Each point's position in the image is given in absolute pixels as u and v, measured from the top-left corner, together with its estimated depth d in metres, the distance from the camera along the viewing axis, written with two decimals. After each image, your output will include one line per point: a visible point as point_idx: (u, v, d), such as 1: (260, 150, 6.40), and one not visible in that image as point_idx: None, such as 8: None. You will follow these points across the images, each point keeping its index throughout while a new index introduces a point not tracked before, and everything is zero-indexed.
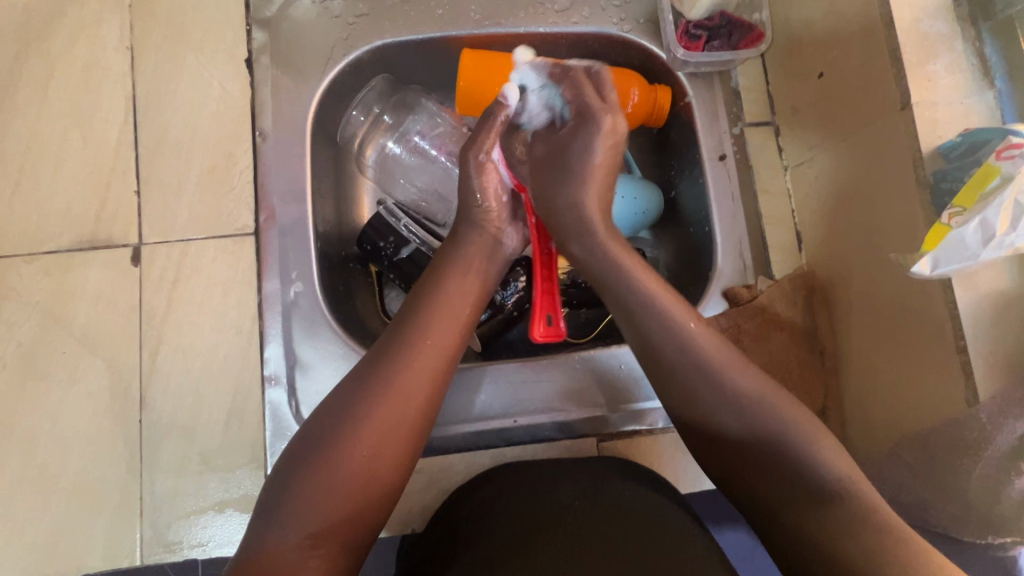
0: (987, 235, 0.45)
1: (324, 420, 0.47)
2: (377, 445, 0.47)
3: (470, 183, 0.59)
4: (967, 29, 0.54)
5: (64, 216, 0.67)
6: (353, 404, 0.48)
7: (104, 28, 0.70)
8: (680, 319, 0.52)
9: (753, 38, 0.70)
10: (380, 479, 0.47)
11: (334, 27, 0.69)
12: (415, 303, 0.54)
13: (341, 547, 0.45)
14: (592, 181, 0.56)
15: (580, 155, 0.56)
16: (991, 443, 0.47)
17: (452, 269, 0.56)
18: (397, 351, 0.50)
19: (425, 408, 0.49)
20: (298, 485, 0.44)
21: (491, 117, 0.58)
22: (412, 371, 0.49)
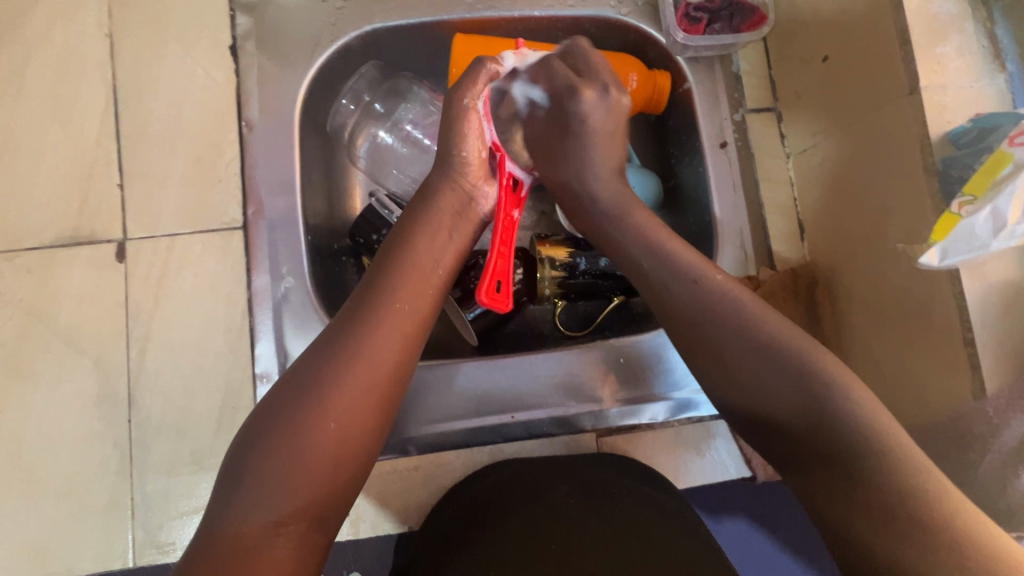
0: (998, 225, 0.44)
1: (289, 391, 0.45)
2: (345, 416, 0.45)
3: (455, 133, 0.57)
4: (978, 8, 0.52)
5: (45, 212, 0.64)
6: (316, 375, 0.46)
7: (82, 14, 0.68)
8: (709, 277, 0.50)
9: (755, 21, 0.67)
10: (349, 450, 0.45)
11: (322, 12, 0.66)
12: (380, 269, 0.52)
13: (312, 522, 0.43)
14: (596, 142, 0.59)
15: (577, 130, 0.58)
16: (998, 436, 0.47)
17: (421, 231, 0.54)
18: (363, 317, 0.48)
19: (395, 375, 0.48)
20: (262, 462, 0.43)
21: (480, 66, 0.57)
22: (381, 337, 0.48)
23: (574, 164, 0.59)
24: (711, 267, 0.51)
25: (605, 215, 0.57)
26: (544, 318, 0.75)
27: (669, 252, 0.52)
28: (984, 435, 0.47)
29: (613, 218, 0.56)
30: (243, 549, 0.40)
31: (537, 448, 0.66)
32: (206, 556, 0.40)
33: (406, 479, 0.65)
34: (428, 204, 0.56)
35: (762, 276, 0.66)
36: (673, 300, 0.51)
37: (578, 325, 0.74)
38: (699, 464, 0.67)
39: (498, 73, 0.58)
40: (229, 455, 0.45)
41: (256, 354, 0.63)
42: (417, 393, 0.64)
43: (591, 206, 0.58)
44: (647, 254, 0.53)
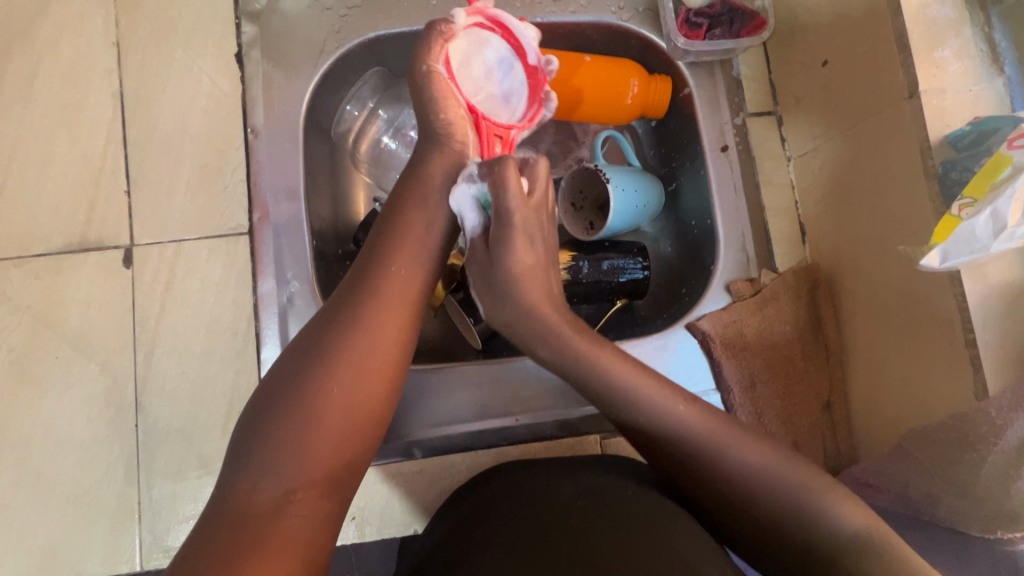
0: (998, 227, 0.44)
1: (294, 362, 0.47)
2: (350, 379, 0.46)
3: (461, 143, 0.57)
4: (975, 13, 0.52)
5: (53, 218, 0.65)
6: (321, 345, 0.47)
7: (89, 24, 0.69)
8: (641, 387, 0.51)
9: (756, 25, 0.69)
10: (359, 413, 0.46)
11: (326, 20, 0.67)
12: (379, 243, 0.53)
13: (324, 489, 0.44)
14: (523, 284, 0.53)
15: (505, 268, 0.53)
16: (999, 439, 0.45)
17: (422, 204, 0.54)
18: (364, 289, 0.50)
19: (399, 343, 0.49)
20: (275, 430, 0.43)
21: (433, 28, 0.56)
22: (382, 307, 0.49)
23: (508, 317, 0.54)
24: (648, 381, 0.51)
25: (548, 362, 0.54)
26: None
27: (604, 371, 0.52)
28: (986, 436, 0.46)
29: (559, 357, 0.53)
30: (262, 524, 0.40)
31: (540, 451, 0.66)
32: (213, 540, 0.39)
33: (411, 482, 0.65)
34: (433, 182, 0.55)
35: (764, 279, 0.66)
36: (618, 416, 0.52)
37: None
38: None
39: (453, 32, 0.56)
40: (238, 431, 0.45)
41: (261, 358, 0.63)
42: (422, 398, 0.64)
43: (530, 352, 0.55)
44: (584, 376, 0.52)
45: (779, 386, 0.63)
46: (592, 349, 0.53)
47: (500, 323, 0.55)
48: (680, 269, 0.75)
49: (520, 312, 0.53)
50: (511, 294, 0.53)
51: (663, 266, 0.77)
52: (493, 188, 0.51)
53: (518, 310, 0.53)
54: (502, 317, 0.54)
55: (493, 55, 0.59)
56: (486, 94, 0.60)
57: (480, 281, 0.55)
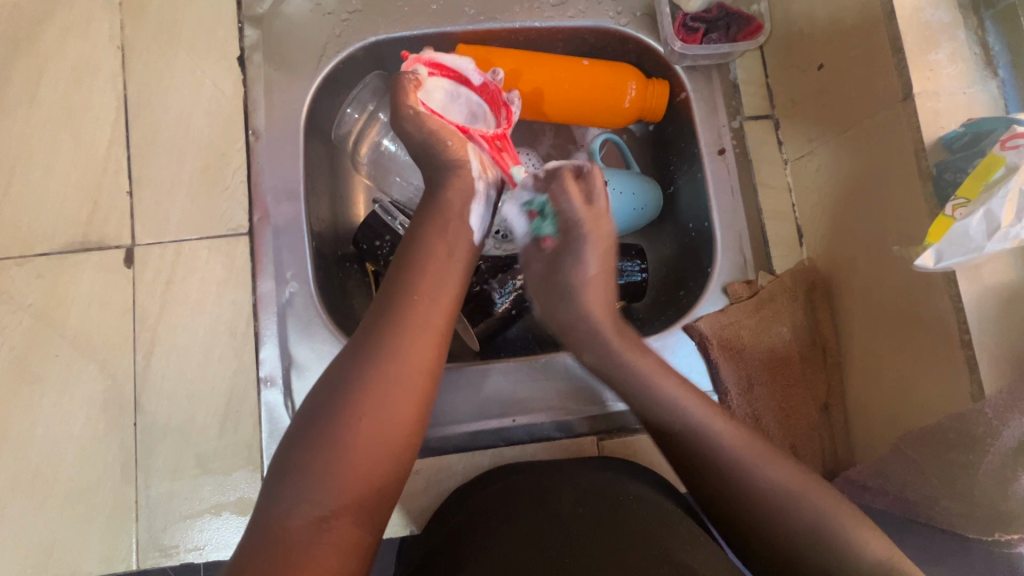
0: (992, 227, 0.44)
1: (326, 395, 0.46)
2: (382, 413, 0.46)
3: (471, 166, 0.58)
4: (969, 17, 0.53)
5: (56, 219, 0.66)
6: (351, 376, 0.47)
7: (94, 28, 0.70)
8: (705, 417, 0.53)
9: (752, 30, 0.69)
10: (391, 447, 0.46)
11: (327, 24, 0.68)
12: (401, 266, 0.53)
13: (357, 517, 0.44)
14: (591, 289, 0.61)
15: (571, 269, 0.61)
16: (996, 440, 0.45)
17: (434, 227, 0.55)
18: (390, 320, 0.49)
19: (428, 371, 0.49)
20: (308, 461, 0.43)
21: (400, 80, 0.59)
22: (408, 334, 0.49)
23: (569, 313, 0.61)
24: (708, 409, 0.53)
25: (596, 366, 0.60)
26: None
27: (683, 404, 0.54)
28: (983, 438, 0.46)
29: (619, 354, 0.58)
30: (278, 542, 0.41)
31: (538, 452, 0.65)
32: (254, 557, 0.41)
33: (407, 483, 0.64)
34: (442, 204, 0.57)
35: (760, 281, 0.67)
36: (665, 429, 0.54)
37: None
38: None
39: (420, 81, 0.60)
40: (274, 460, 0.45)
41: (259, 358, 0.63)
42: None
43: (580, 350, 0.61)
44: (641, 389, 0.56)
45: (775, 388, 0.63)
46: (641, 359, 0.58)
47: (561, 323, 0.62)
48: (678, 271, 0.75)
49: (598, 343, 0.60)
50: (575, 296, 0.61)
51: (662, 269, 0.77)
52: (545, 184, 0.61)
53: (583, 314, 0.61)
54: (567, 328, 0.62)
55: (449, 92, 0.64)
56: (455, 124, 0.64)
57: (541, 281, 0.63)
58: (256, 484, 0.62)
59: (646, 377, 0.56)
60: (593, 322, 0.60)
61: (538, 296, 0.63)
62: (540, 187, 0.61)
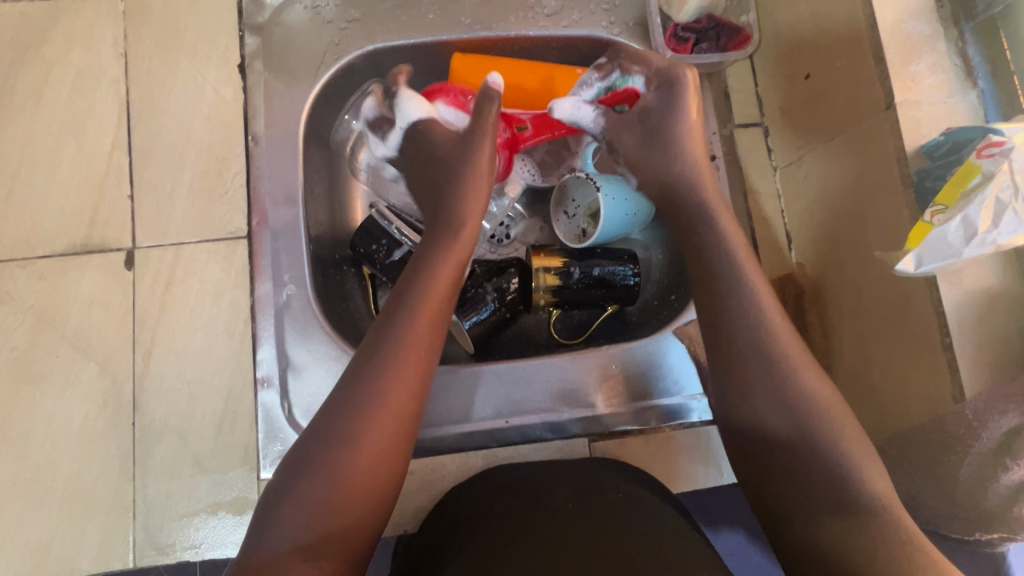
0: (969, 233, 0.46)
1: (316, 433, 0.47)
2: (369, 453, 0.46)
3: (481, 176, 0.62)
4: (950, 29, 0.54)
5: (58, 222, 0.67)
6: (340, 415, 0.47)
7: (99, 35, 0.71)
8: (775, 327, 0.51)
9: (741, 40, 0.71)
10: (368, 489, 0.46)
11: (326, 33, 0.69)
12: (394, 302, 0.53)
13: (341, 554, 0.44)
14: (691, 139, 0.63)
15: (676, 123, 0.63)
16: (977, 439, 0.47)
17: (430, 261, 0.56)
18: (380, 359, 0.49)
19: (409, 412, 0.49)
20: (291, 500, 0.44)
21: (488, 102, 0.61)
22: (391, 375, 0.49)
23: (669, 163, 0.63)
24: (774, 307, 0.52)
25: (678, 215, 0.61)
26: (540, 326, 0.77)
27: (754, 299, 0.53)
28: (965, 437, 0.48)
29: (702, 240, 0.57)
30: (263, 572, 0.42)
31: (531, 453, 0.67)
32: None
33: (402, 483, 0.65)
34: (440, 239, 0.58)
35: None
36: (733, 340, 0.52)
37: (573, 333, 0.77)
38: (692, 472, 0.67)
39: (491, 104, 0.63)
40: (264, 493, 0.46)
41: (257, 359, 0.64)
42: None
43: (678, 202, 0.61)
44: (726, 269, 0.54)
45: None
46: (729, 218, 0.58)
47: (669, 184, 0.62)
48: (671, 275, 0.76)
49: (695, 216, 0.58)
50: (680, 151, 0.63)
51: (655, 273, 0.78)
52: (635, 58, 0.65)
53: (689, 167, 0.62)
54: (672, 180, 0.62)
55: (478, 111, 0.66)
56: None
57: (636, 148, 0.65)
58: (252, 483, 0.63)
59: (735, 258, 0.54)
60: (691, 169, 0.62)
61: (638, 161, 0.65)
62: (620, 66, 0.67)
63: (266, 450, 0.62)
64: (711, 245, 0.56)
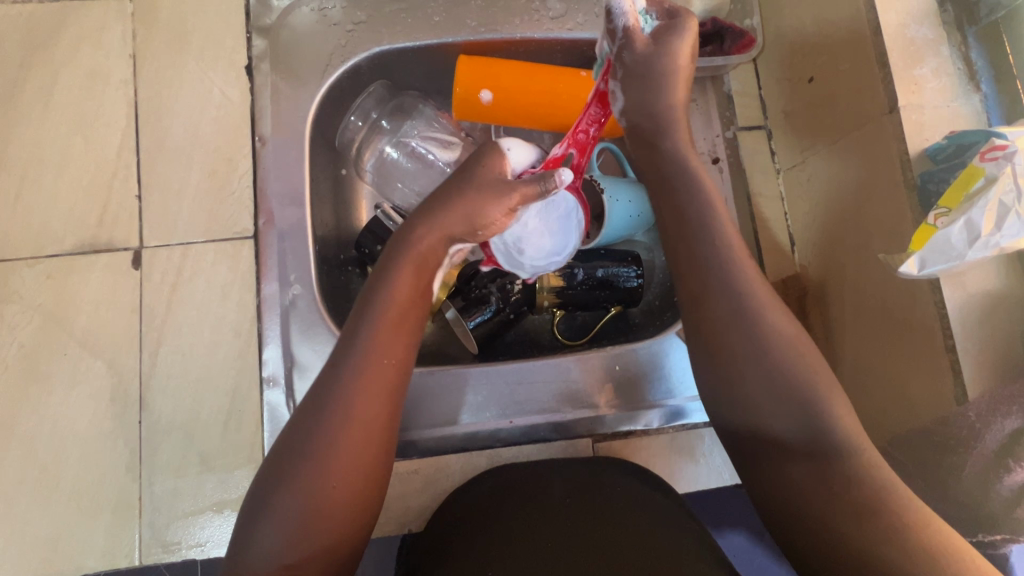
0: (973, 235, 0.46)
1: (286, 451, 0.46)
2: (342, 470, 0.46)
3: (488, 198, 0.56)
4: (953, 33, 0.55)
5: (66, 221, 0.68)
6: (310, 433, 0.46)
7: (107, 36, 0.72)
8: (735, 258, 0.51)
9: (744, 44, 0.71)
10: (339, 510, 0.45)
11: (333, 34, 0.70)
12: (360, 315, 0.52)
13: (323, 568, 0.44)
14: (674, 81, 0.57)
15: (664, 57, 0.56)
16: (979, 440, 0.48)
17: (401, 271, 0.54)
18: (345, 374, 0.48)
19: (380, 424, 0.48)
20: (262, 523, 0.44)
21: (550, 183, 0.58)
22: (357, 393, 0.47)
23: (651, 99, 0.57)
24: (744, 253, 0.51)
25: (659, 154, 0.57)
26: (542, 327, 0.78)
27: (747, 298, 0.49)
28: (967, 439, 0.49)
29: (694, 222, 0.53)
30: None
31: (535, 453, 0.68)
32: None
33: (407, 482, 0.66)
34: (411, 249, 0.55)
35: None
36: (727, 342, 0.48)
37: (577, 334, 0.77)
38: (694, 472, 0.68)
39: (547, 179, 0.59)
40: (241, 514, 0.46)
41: (263, 358, 0.65)
42: (419, 399, 0.65)
43: (654, 151, 0.58)
44: (712, 265, 0.51)
45: None
46: (697, 166, 0.56)
47: (649, 119, 0.57)
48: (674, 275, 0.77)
49: (667, 188, 0.56)
50: (662, 88, 0.56)
51: (657, 274, 0.79)
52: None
53: (665, 108, 0.57)
54: (647, 120, 0.57)
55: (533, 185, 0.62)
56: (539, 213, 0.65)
57: (630, 75, 0.56)
58: None
59: (695, 184, 0.55)
60: (672, 124, 0.58)
61: (627, 88, 0.57)
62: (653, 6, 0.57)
63: None
64: (674, 170, 0.56)
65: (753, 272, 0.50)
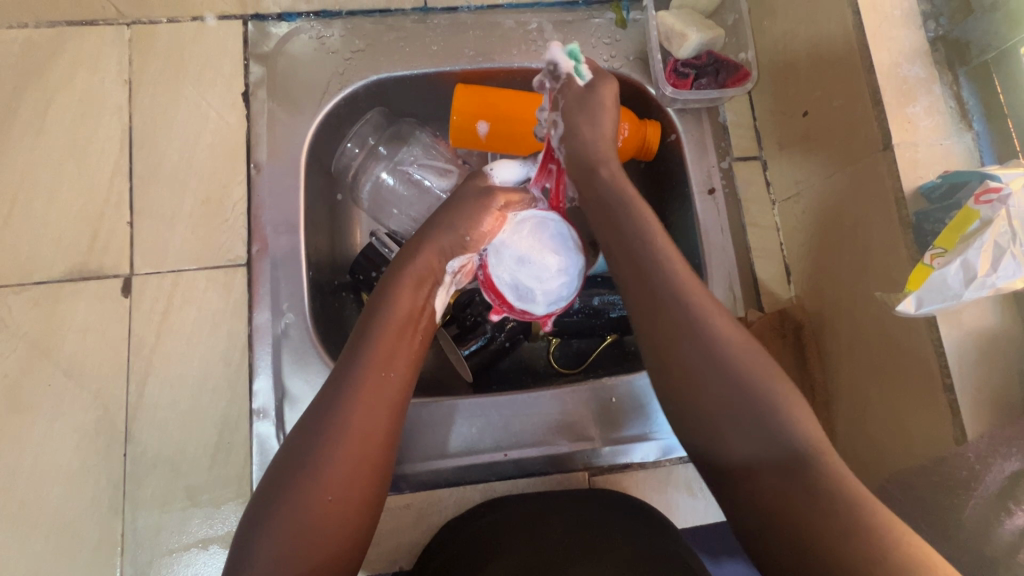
0: (969, 276, 0.46)
1: (285, 466, 0.46)
2: (343, 486, 0.45)
3: (473, 209, 0.59)
4: (945, 73, 0.55)
5: (56, 248, 0.67)
6: (311, 450, 0.46)
7: (103, 61, 0.71)
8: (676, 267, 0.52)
9: (740, 77, 0.71)
10: (334, 518, 0.45)
11: (330, 62, 0.70)
12: (365, 332, 0.52)
13: None
14: (609, 120, 0.60)
15: (607, 97, 0.60)
16: (981, 483, 0.48)
17: (403, 284, 0.55)
18: (350, 389, 0.48)
19: (384, 440, 0.48)
20: (260, 538, 0.43)
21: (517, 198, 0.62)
22: (358, 400, 0.48)
23: (588, 129, 0.59)
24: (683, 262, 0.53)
25: (596, 199, 0.58)
26: (537, 355, 0.77)
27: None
28: (967, 481, 0.48)
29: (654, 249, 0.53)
30: None
31: (528, 486, 0.67)
32: None
33: (399, 517, 0.64)
34: (408, 262, 0.56)
35: (750, 317, 0.68)
36: (696, 367, 0.48)
37: (571, 363, 0.76)
38: (689, 506, 0.67)
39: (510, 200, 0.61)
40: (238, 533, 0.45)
41: (253, 390, 0.63)
42: (413, 431, 0.64)
43: (583, 164, 0.59)
44: (650, 261, 0.53)
45: None
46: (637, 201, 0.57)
47: (578, 145, 0.59)
48: None
49: (595, 144, 0.59)
50: (599, 124, 0.59)
51: None
52: (597, 69, 0.61)
53: (598, 140, 0.59)
54: (579, 148, 0.59)
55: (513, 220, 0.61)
56: (527, 241, 0.60)
57: (570, 104, 0.59)
58: None
59: (633, 214, 0.56)
60: (598, 152, 0.59)
61: (568, 114, 0.59)
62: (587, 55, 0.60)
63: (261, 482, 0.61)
64: (608, 201, 0.57)
65: (702, 298, 0.50)
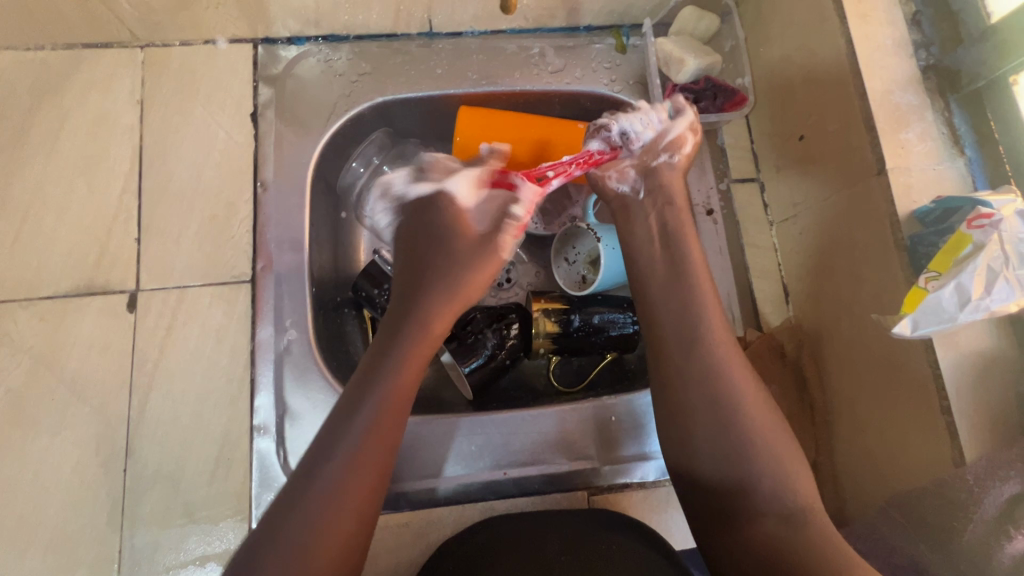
0: (963, 299, 0.47)
1: (271, 526, 0.47)
2: (327, 555, 0.46)
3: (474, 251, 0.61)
4: (936, 100, 0.57)
5: (63, 263, 0.68)
6: (299, 515, 0.47)
7: (116, 82, 0.73)
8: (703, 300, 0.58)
9: (737, 101, 0.74)
10: None
11: (337, 84, 0.72)
12: (362, 390, 0.53)
13: None
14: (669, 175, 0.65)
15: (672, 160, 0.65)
16: (981, 506, 0.47)
17: (403, 343, 0.56)
18: (342, 454, 0.50)
19: (371, 506, 0.50)
20: None
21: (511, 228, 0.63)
22: (348, 472, 0.49)
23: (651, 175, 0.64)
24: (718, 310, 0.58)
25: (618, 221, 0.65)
26: (539, 372, 0.78)
27: (709, 358, 0.55)
28: (967, 504, 0.47)
29: (674, 309, 0.58)
30: None
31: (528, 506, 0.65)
32: None
33: (397, 536, 0.63)
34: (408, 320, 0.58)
35: (749, 336, 0.70)
36: (687, 396, 0.55)
37: (573, 380, 0.76)
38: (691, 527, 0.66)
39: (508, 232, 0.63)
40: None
41: (254, 406, 0.64)
42: (412, 448, 0.64)
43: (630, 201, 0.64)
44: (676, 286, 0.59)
45: None
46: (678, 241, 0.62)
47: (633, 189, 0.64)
48: None
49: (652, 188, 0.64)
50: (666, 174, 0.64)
51: None
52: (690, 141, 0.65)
53: (661, 185, 0.64)
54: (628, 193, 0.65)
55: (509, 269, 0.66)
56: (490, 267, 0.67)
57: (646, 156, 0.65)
58: (243, 534, 0.61)
59: (664, 250, 0.61)
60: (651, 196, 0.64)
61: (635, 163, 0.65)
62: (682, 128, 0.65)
63: (259, 499, 0.61)
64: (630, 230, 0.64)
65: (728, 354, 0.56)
